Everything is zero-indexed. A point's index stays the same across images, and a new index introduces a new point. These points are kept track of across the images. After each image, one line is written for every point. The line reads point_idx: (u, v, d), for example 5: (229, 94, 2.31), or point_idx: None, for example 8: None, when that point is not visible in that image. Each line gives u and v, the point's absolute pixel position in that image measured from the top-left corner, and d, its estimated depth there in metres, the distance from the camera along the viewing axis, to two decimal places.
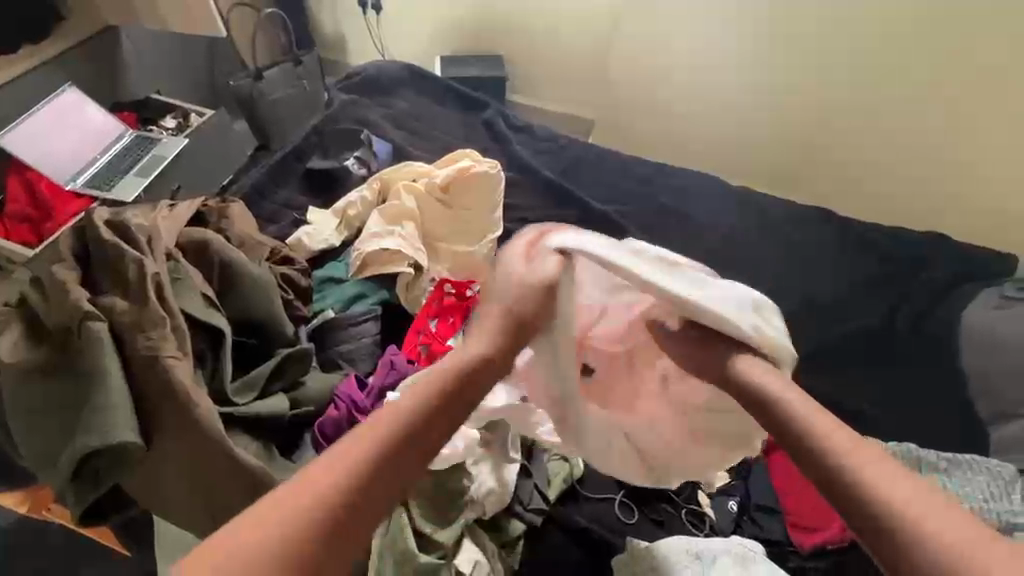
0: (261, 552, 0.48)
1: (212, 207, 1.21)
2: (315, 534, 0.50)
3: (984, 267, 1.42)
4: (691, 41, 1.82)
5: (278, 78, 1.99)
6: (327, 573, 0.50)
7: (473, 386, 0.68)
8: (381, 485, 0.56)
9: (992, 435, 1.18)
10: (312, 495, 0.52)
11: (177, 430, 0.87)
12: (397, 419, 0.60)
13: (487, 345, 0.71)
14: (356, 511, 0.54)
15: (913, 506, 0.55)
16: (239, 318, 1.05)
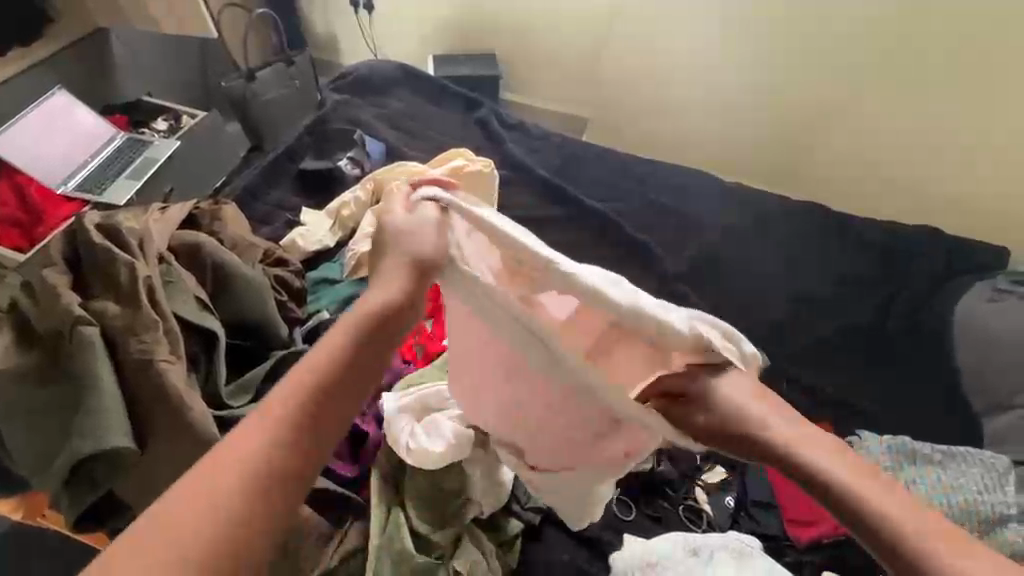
0: (206, 511, 0.53)
1: (204, 209, 1.20)
2: (263, 478, 0.56)
3: (977, 260, 1.43)
4: (685, 39, 1.81)
5: (271, 78, 1.97)
6: (283, 512, 0.57)
7: (388, 326, 0.72)
8: (319, 426, 0.62)
9: (986, 427, 1.19)
10: (243, 456, 0.57)
11: (170, 434, 0.85)
12: (313, 375, 0.64)
13: (395, 292, 0.74)
14: (300, 453, 0.60)
15: (897, 516, 0.58)
16: (232, 321, 1.05)
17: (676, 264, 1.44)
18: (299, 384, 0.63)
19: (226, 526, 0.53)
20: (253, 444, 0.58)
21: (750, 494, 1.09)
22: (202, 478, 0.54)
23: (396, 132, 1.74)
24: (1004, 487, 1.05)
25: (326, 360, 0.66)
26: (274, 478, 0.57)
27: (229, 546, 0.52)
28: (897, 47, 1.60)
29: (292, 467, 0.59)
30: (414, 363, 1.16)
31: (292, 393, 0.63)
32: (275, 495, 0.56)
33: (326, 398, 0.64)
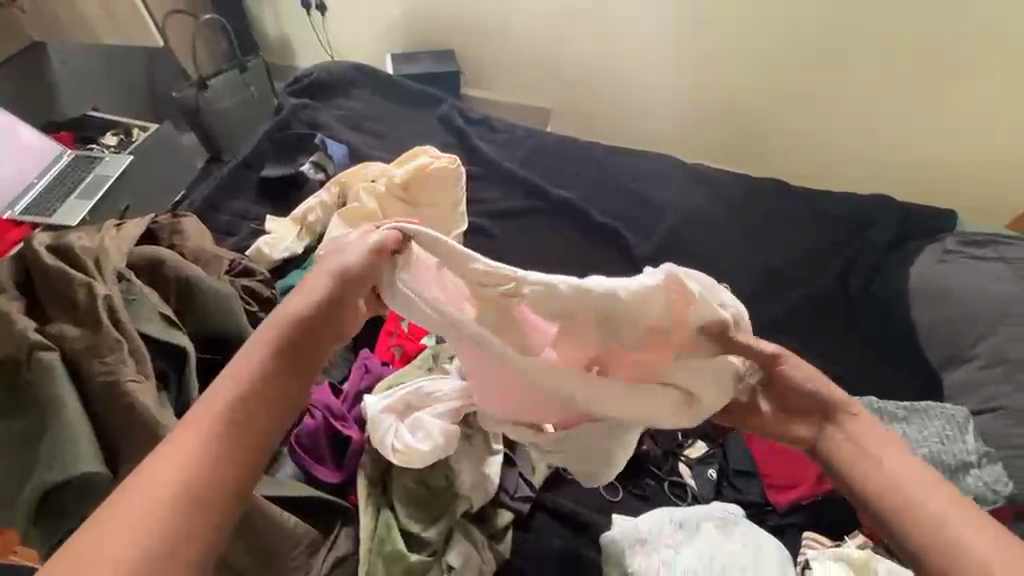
0: (130, 544, 0.53)
1: (163, 223, 1.16)
2: (197, 494, 0.57)
3: (928, 223, 1.50)
4: (656, 30, 1.83)
5: (226, 83, 1.98)
6: (215, 530, 0.57)
7: (311, 336, 0.71)
8: (253, 438, 0.62)
9: (944, 381, 1.25)
10: (165, 486, 0.56)
11: (143, 455, 0.82)
12: (235, 391, 0.63)
13: (316, 302, 0.73)
14: (236, 467, 0.60)
15: (901, 473, 0.70)
16: (202, 334, 1.01)
17: (647, 247, 1.46)
18: (223, 403, 0.62)
19: (154, 556, 0.53)
20: (186, 460, 0.58)
21: (732, 465, 1.12)
22: (127, 511, 0.54)
23: (357, 133, 1.72)
24: (964, 436, 1.11)
25: (257, 370, 0.66)
26: (210, 493, 0.57)
27: (169, 565, 0.53)
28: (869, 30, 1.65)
29: (226, 483, 0.59)
30: (393, 364, 1.16)
31: (215, 414, 0.61)
32: (210, 513, 0.57)
33: (261, 409, 0.64)
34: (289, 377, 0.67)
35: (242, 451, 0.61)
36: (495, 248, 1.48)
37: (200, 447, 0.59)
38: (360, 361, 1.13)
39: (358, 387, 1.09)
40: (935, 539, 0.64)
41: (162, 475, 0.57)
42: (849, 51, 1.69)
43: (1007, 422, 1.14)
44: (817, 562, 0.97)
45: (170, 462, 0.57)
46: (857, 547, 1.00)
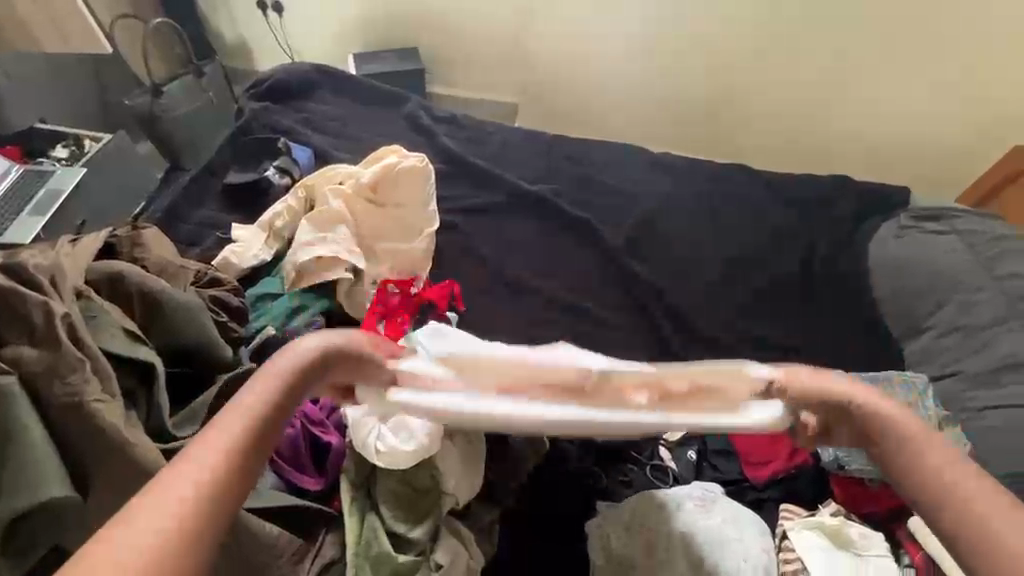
0: None
1: (122, 236, 1.12)
2: (189, 513, 0.51)
3: (884, 199, 1.56)
4: (628, 23, 1.85)
5: (183, 88, 1.94)
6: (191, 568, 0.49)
7: (297, 387, 0.68)
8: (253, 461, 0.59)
9: (904, 350, 1.30)
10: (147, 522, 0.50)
11: (117, 475, 0.80)
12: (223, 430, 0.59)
13: (300, 360, 0.71)
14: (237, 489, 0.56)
15: (945, 470, 0.62)
16: (170, 347, 0.99)
17: (618, 237, 1.49)
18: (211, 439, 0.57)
19: None
20: (188, 479, 0.53)
21: (710, 444, 1.16)
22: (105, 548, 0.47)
23: (321, 135, 1.70)
24: (924, 399, 1.15)
25: (259, 398, 0.63)
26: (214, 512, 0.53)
27: None
28: (833, 19, 1.71)
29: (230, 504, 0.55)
30: None
31: (201, 450, 0.56)
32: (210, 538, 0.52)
33: (262, 433, 0.61)
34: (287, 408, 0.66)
35: (243, 472, 0.57)
36: (468, 245, 1.48)
37: (186, 480, 0.53)
38: None
39: None
40: (977, 531, 0.56)
41: (164, 494, 0.52)
42: (817, 38, 1.74)
43: (964, 386, 1.20)
44: (794, 531, 1.00)
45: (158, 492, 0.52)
46: (832, 515, 1.04)
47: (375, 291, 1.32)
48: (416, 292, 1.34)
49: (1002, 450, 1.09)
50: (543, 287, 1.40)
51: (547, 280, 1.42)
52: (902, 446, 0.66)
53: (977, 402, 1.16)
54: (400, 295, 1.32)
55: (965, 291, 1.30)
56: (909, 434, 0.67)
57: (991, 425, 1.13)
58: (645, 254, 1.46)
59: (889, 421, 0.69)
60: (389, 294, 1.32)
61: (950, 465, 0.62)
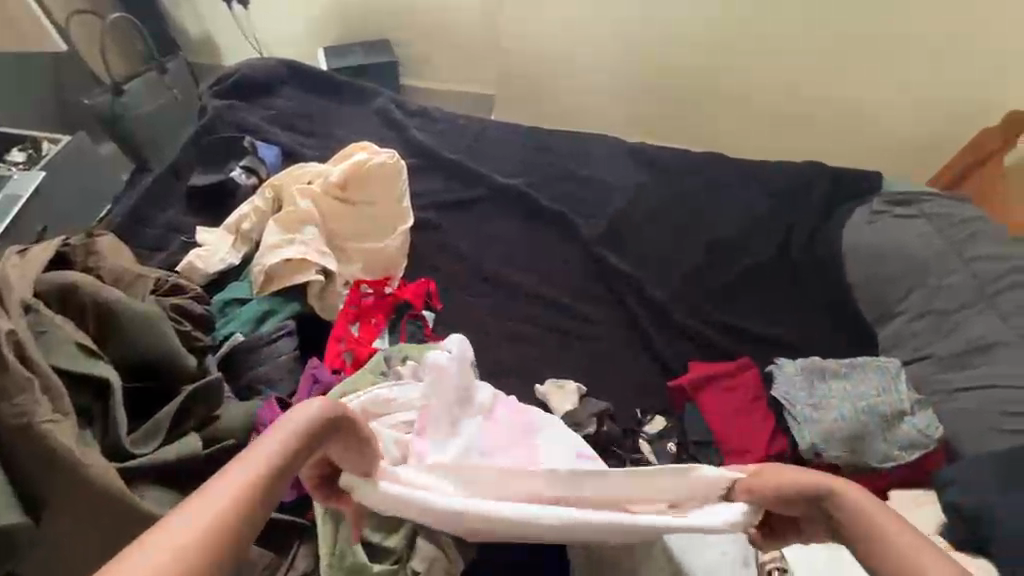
0: None
1: (76, 245, 1.07)
2: None
3: (858, 184, 1.56)
4: (601, 9, 1.82)
5: (144, 88, 1.88)
6: None
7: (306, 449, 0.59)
8: (261, 507, 0.50)
9: (879, 335, 1.31)
10: None
11: (71, 496, 0.77)
12: (222, 493, 0.49)
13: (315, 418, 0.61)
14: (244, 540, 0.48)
15: (905, 538, 0.56)
16: (128, 360, 0.95)
17: (595, 229, 1.47)
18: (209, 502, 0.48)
19: None
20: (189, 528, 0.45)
21: (691, 435, 1.16)
22: None
23: (290, 133, 1.65)
24: (897, 383, 1.15)
25: (273, 441, 0.56)
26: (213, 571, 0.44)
27: None
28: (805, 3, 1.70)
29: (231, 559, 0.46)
30: (344, 370, 1.17)
31: (192, 515, 0.46)
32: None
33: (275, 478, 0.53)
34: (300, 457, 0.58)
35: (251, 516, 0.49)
36: (442, 241, 1.45)
37: (171, 552, 0.43)
38: (310, 372, 1.12)
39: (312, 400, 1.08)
40: None
41: (157, 546, 0.43)
42: (790, 23, 1.73)
43: (937, 368, 1.21)
44: None
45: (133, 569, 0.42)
46: None
47: (348, 292, 1.28)
48: (390, 292, 1.31)
49: (971, 431, 1.11)
50: (519, 283, 1.38)
51: (523, 276, 1.40)
52: (859, 518, 0.60)
53: (950, 384, 1.18)
54: (373, 295, 1.29)
55: (936, 274, 1.32)
56: (870, 510, 0.60)
57: (963, 406, 1.14)
58: (622, 245, 1.45)
59: (844, 499, 0.63)
60: (363, 294, 1.29)
61: (906, 536, 0.56)
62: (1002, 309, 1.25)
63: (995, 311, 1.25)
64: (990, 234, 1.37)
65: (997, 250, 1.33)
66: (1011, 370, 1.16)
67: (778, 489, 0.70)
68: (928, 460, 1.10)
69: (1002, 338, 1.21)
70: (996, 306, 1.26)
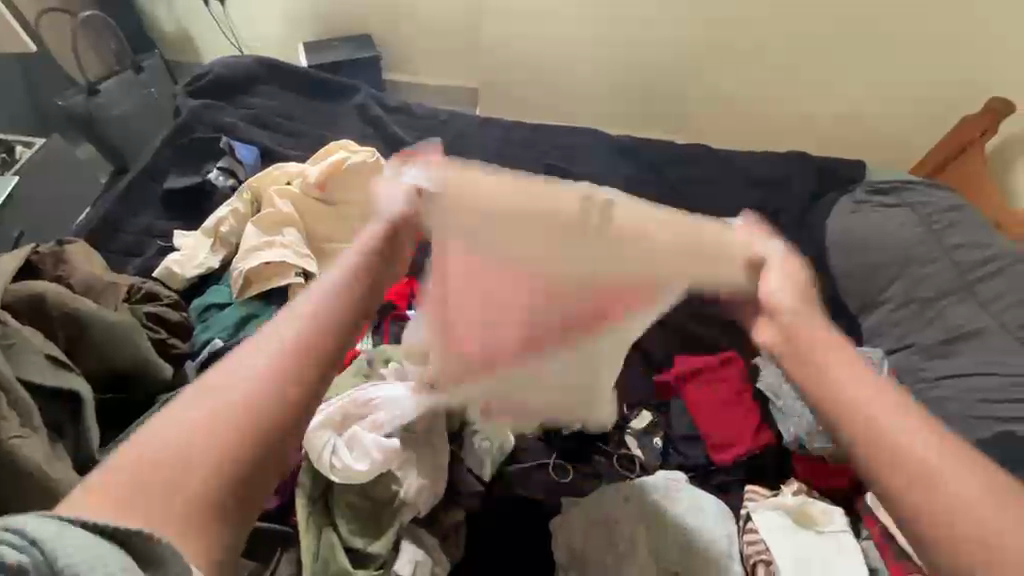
0: (178, 459, 0.42)
1: (46, 253, 1.05)
2: (268, 399, 0.46)
3: (841, 174, 1.56)
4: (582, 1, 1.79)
5: (118, 87, 1.82)
6: (259, 469, 0.44)
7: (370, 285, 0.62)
8: (275, 417, 0.46)
9: (862, 325, 1.31)
10: (223, 405, 0.45)
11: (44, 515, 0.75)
12: (306, 312, 0.53)
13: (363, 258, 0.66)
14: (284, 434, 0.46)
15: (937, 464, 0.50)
16: (102, 372, 0.93)
17: None
18: (297, 321, 0.52)
19: (194, 475, 0.42)
20: (221, 399, 0.45)
21: (675, 431, 1.16)
22: (174, 424, 0.44)
23: (269, 132, 1.62)
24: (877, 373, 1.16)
25: (320, 305, 0.54)
26: (238, 458, 0.43)
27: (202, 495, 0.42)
28: None
29: (265, 453, 0.45)
30: None
31: (280, 330, 0.51)
32: (238, 487, 0.43)
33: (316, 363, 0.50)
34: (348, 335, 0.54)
35: (288, 410, 0.47)
36: None
37: (263, 365, 0.48)
38: None
39: None
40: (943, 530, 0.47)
41: (170, 428, 0.43)
42: (774, 11, 1.70)
43: (919, 358, 1.22)
44: (758, 514, 1.01)
45: (233, 374, 0.47)
46: (791, 495, 1.05)
47: None
48: None
49: (952, 419, 1.12)
50: None
51: None
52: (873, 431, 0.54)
53: (930, 372, 1.19)
54: None
55: (918, 262, 1.32)
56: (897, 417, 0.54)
57: (944, 395, 1.15)
58: None
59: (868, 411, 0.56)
60: None
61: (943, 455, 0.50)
62: (983, 297, 1.26)
63: (975, 299, 1.26)
64: (971, 222, 1.37)
65: (978, 238, 1.34)
66: (991, 357, 1.17)
67: (788, 299, 0.74)
68: None
69: (981, 326, 1.22)
70: (975, 293, 1.27)
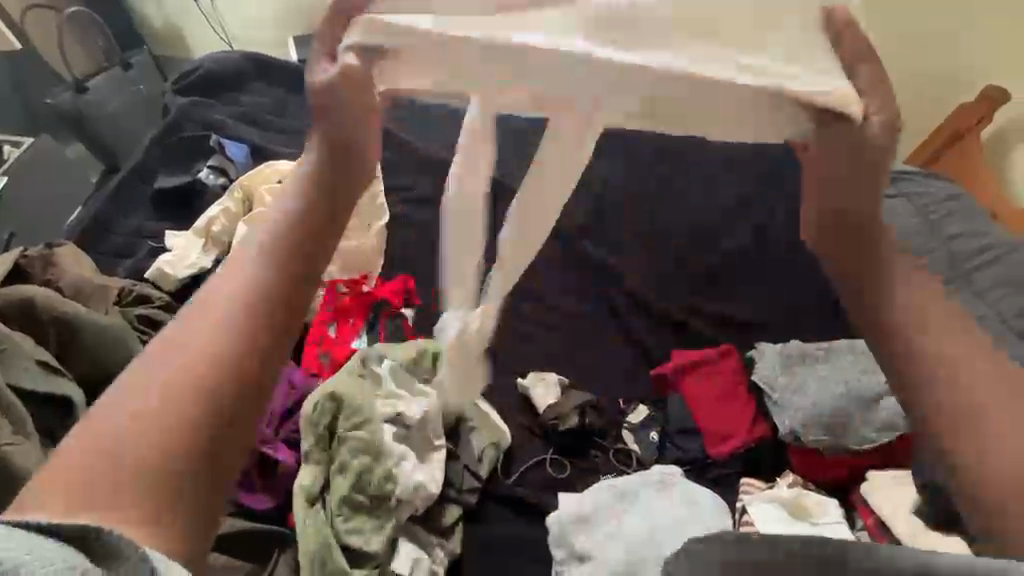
0: (163, 401, 0.41)
1: (34, 257, 1.04)
2: (243, 333, 0.45)
3: None
4: None
5: (108, 85, 1.80)
6: (246, 397, 0.43)
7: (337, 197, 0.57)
8: (256, 346, 0.45)
9: None
10: (198, 341, 0.44)
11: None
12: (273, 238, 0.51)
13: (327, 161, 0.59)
14: (242, 395, 0.43)
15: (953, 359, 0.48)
16: (93, 376, 0.93)
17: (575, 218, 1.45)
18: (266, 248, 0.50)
19: (182, 409, 0.41)
20: (171, 365, 0.42)
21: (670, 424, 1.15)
22: (155, 366, 0.42)
23: (259, 129, 1.60)
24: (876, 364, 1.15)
25: (282, 230, 0.51)
26: (218, 388, 0.42)
27: (196, 428, 0.41)
28: None
29: (223, 418, 0.42)
30: (322, 373, 1.16)
31: (250, 260, 0.49)
32: (196, 453, 0.40)
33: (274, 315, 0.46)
34: (308, 284, 0.50)
35: (243, 372, 0.43)
36: (420, 237, 1.41)
37: (234, 298, 0.46)
38: (285, 377, 1.10)
39: (284, 404, 1.07)
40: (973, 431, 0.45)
41: (153, 371, 0.42)
42: None
43: None
44: (754, 506, 1.03)
45: (206, 312, 0.45)
46: (787, 487, 1.07)
47: (324, 292, 1.27)
48: (367, 291, 1.29)
49: None
50: None
51: None
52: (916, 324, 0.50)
53: None
54: (350, 294, 1.28)
55: (913, 253, 1.32)
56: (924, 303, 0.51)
57: None
58: (603, 233, 1.43)
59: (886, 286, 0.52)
60: (339, 294, 1.27)
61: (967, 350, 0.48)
62: (979, 286, 1.26)
63: (971, 288, 1.26)
64: (969, 210, 1.38)
65: (972, 227, 1.34)
66: None
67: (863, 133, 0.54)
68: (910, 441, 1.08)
69: (976, 315, 1.22)
70: (970, 283, 1.27)
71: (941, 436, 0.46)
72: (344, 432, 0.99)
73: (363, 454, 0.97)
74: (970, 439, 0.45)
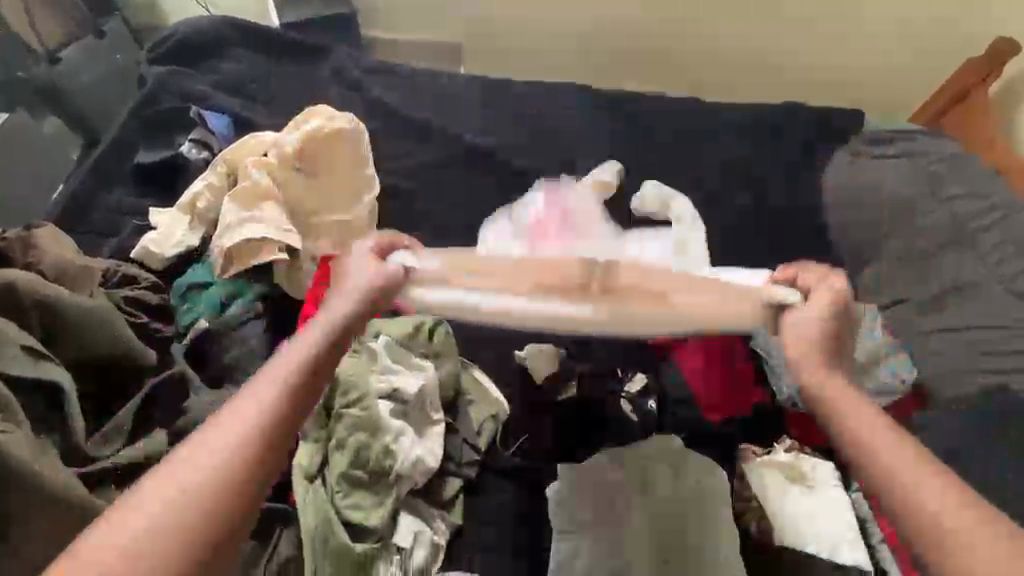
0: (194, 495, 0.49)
1: (12, 239, 1.00)
2: (265, 432, 0.54)
3: (838, 125, 1.51)
4: None
5: (81, 55, 1.72)
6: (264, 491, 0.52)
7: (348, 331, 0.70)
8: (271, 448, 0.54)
9: (858, 281, 1.29)
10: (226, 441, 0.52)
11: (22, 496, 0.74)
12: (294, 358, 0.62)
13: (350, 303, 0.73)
14: (246, 511, 0.50)
15: (908, 475, 0.56)
16: (83, 361, 0.92)
17: None
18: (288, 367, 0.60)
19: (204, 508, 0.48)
20: (198, 465, 0.50)
21: (671, 394, 1.13)
22: (188, 461, 0.50)
23: (241, 99, 1.54)
24: (874, 328, 1.14)
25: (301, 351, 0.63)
26: (241, 483, 0.51)
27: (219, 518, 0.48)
28: None
29: (236, 513, 0.49)
30: None
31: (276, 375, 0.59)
32: (196, 563, 0.46)
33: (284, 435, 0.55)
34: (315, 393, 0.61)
35: (255, 473, 0.52)
36: (412, 210, 1.38)
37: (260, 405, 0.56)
38: None
39: None
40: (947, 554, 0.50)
41: (185, 466, 0.50)
42: None
43: (917, 312, 1.20)
44: (752, 471, 1.03)
45: (236, 415, 0.54)
46: (785, 451, 1.07)
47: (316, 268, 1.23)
48: None
49: (953, 372, 1.11)
50: None
51: None
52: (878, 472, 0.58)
53: (923, 327, 1.18)
54: None
55: (914, 215, 1.30)
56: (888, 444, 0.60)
57: (941, 347, 1.14)
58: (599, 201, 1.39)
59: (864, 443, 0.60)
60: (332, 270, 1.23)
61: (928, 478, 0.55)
62: (984, 248, 1.24)
63: (976, 250, 1.24)
64: (975, 170, 1.35)
65: (977, 188, 1.31)
66: (990, 309, 1.16)
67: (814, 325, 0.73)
68: (902, 407, 1.09)
69: (978, 278, 1.20)
70: (976, 245, 1.24)
71: (929, 542, 0.51)
72: (341, 409, 0.99)
73: (360, 431, 0.97)
74: (952, 547, 0.50)
